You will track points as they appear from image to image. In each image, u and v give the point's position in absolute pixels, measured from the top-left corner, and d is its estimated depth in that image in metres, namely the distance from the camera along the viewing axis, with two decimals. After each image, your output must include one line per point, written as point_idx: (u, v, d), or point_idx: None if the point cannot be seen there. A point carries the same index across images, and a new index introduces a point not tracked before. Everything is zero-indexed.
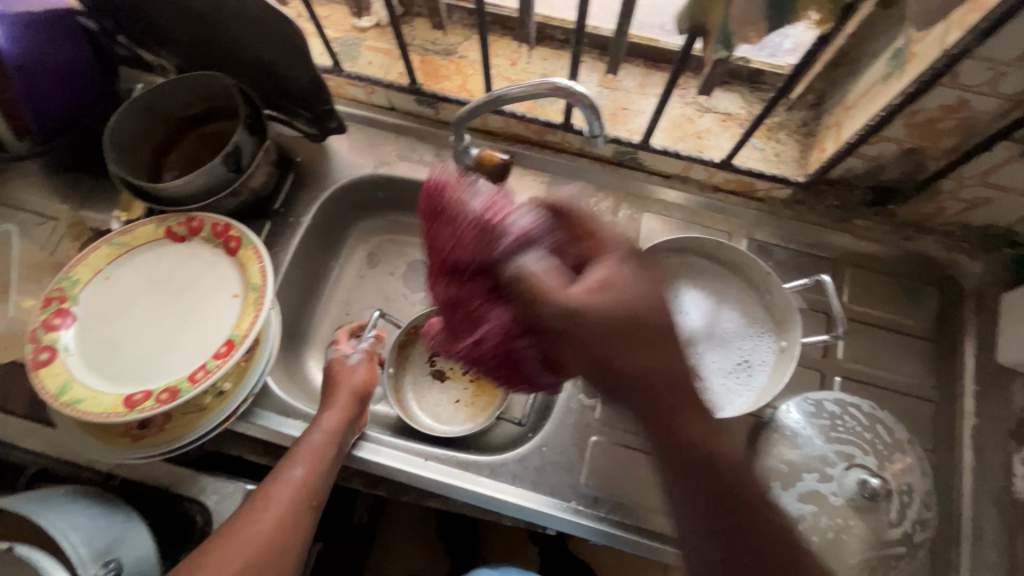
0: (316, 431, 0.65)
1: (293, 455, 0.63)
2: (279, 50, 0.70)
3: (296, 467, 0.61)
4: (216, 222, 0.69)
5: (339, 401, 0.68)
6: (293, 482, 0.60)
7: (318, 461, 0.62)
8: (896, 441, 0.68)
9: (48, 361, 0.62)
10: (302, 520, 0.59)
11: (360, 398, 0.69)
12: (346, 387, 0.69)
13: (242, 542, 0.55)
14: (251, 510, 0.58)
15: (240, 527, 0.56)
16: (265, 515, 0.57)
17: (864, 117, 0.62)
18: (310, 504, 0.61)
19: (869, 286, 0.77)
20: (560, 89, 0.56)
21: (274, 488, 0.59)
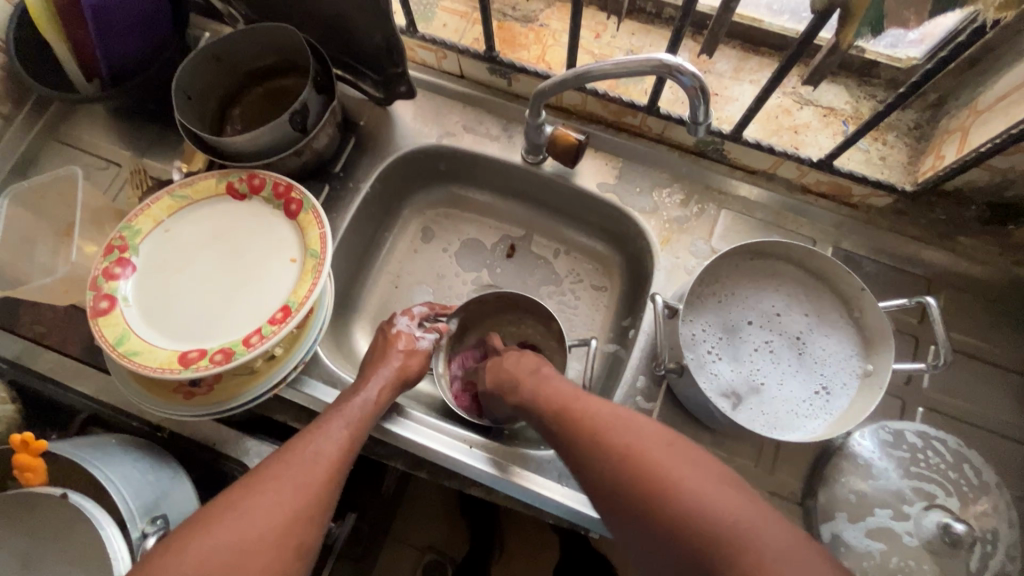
0: (358, 394, 0.62)
1: (331, 414, 0.60)
2: (356, 5, 0.67)
3: (334, 424, 0.58)
4: (278, 182, 0.67)
5: (384, 368, 0.66)
6: (331, 437, 0.57)
7: (357, 422, 0.60)
8: (984, 484, 0.61)
9: (107, 310, 0.61)
10: (337, 477, 0.55)
11: (409, 370, 0.68)
12: (397, 356, 0.68)
13: (272, 488, 0.51)
14: (283, 460, 0.54)
15: (271, 475, 0.52)
16: (297, 465, 0.53)
17: (1001, 124, 0.55)
18: (345, 462, 0.56)
19: (968, 311, 0.69)
20: (668, 67, 0.51)
21: (309, 441, 0.56)
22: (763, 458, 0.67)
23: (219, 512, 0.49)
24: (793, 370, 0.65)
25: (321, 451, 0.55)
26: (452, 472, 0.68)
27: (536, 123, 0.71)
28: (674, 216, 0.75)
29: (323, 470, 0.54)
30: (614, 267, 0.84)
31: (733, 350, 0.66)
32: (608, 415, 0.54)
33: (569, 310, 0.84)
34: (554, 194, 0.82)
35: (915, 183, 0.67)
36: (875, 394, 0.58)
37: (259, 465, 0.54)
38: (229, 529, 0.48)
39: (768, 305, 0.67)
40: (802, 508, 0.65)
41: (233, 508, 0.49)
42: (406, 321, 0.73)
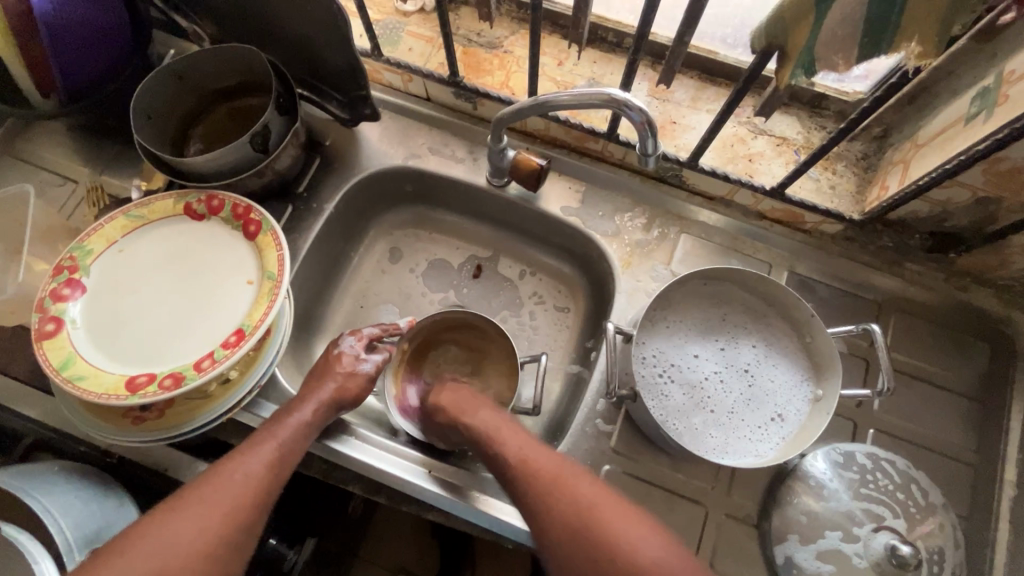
0: (294, 414, 0.61)
1: (264, 433, 0.58)
2: (318, 28, 0.67)
3: (265, 445, 0.57)
4: (236, 203, 0.67)
5: (324, 385, 0.64)
6: (260, 458, 0.55)
7: (291, 443, 0.58)
8: (930, 504, 0.63)
9: (52, 332, 0.59)
10: (264, 501, 0.54)
11: (349, 390, 0.66)
12: (337, 374, 0.66)
13: (195, 513, 0.50)
14: (210, 481, 0.53)
15: (195, 498, 0.51)
16: (224, 488, 0.52)
17: (937, 159, 0.58)
18: (274, 486, 0.55)
19: (916, 335, 0.72)
20: (617, 101, 0.53)
21: (239, 462, 0.55)
22: (720, 480, 0.68)
23: (139, 539, 0.48)
24: (743, 393, 0.66)
25: (249, 473, 0.54)
26: (408, 496, 0.67)
27: (499, 148, 0.72)
28: (635, 240, 0.76)
29: (250, 494, 0.53)
30: (578, 289, 0.85)
31: (681, 382, 0.67)
32: (553, 465, 0.56)
33: (534, 331, 0.85)
34: (519, 216, 0.83)
35: (863, 212, 0.70)
36: (824, 417, 0.60)
37: (184, 487, 0.53)
38: (150, 557, 0.47)
39: (715, 339, 0.69)
40: (758, 530, 0.66)
41: (153, 534, 0.49)
42: (352, 343, 0.70)
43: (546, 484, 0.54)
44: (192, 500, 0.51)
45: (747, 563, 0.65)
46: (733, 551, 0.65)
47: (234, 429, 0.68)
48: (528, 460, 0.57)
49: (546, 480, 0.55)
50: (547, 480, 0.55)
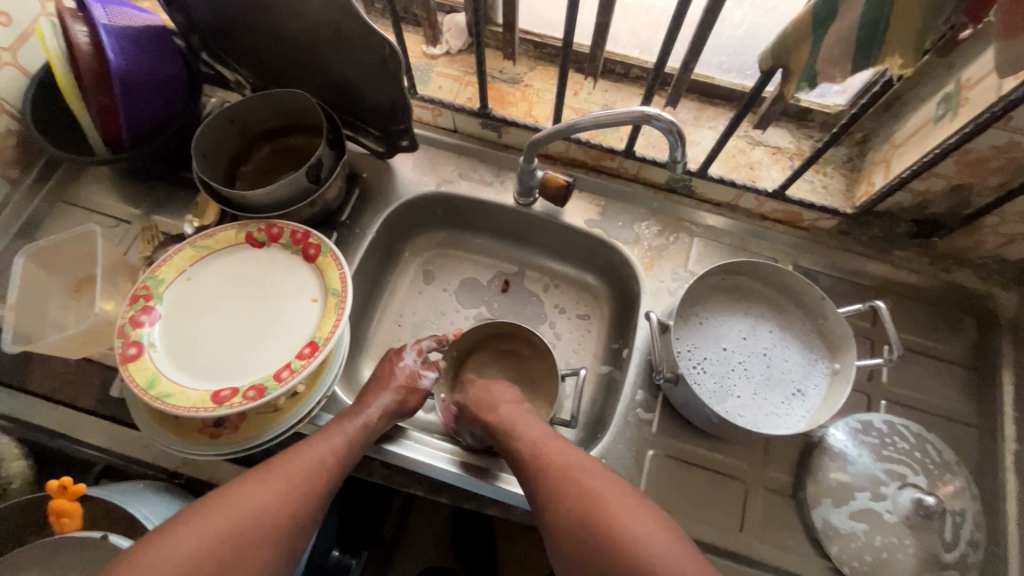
0: (361, 413, 0.65)
1: (333, 426, 0.63)
2: (365, 71, 0.75)
3: (334, 435, 0.62)
4: (295, 230, 0.73)
5: (385, 390, 0.69)
6: (330, 446, 0.60)
7: (355, 438, 0.63)
8: (946, 462, 0.70)
9: (135, 355, 0.63)
10: (330, 483, 0.58)
11: (406, 402, 0.70)
12: (396, 383, 0.70)
13: (273, 481, 0.55)
14: (287, 457, 0.58)
15: (272, 469, 0.57)
16: (298, 465, 0.57)
17: (915, 155, 0.67)
18: (340, 470, 0.60)
19: (911, 313, 0.80)
20: (647, 117, 0.62)
21: (309, 448, 0.59)
22: (754, 457, 0.74)
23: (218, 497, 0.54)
24: (769, 373, 0.73)
25: (318, 459, 0.59)
26: (467, 495, 0.71)
27: (530, 168, 0.80)
28: (654, 245, 0.84)
29: (316, 477, 0.58)
30: (603, 295, 0.92)
31: (713, 372, 0.73)
32: (603, 485, 0.58)
33: (565, 337, 0.91)
34: (543, 232, 0.91)
35: (854, 207, 0.79)
36: (845, 386, 0.67)
37: (263, 462, 0.58)
38: (227, 516, 0.52)
39: (737, 330, 0.76)
40: (794, 499, 0.71)
41: (230, 497, 0.53)
42: (413, 354, 0.75)
43: (588, 498, 0.57)
44: (268, 475, 0.56)
45: (789, 531, 0.70)
46: (775, 521, 0.70)
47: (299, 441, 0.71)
48: (578, 473, 0.59)
49: (590, 495, 0.57)
50: (589, 497, 0.57)
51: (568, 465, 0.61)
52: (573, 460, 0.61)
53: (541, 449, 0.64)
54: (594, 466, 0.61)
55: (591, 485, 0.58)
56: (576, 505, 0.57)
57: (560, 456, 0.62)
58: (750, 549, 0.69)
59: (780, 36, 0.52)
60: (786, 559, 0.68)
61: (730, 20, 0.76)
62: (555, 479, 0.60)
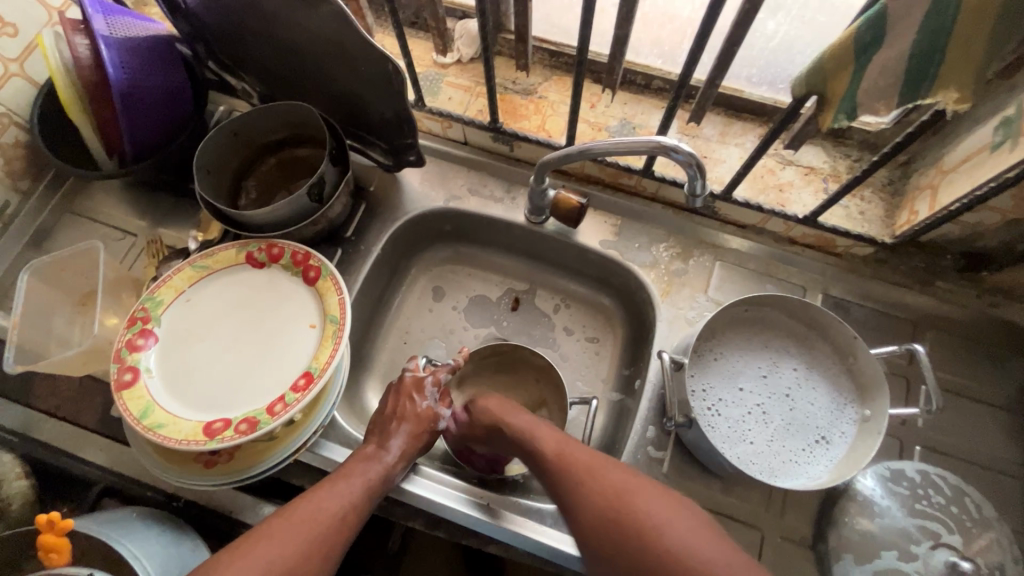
0: (380, 459, 0.63)
1: (353, 469, 0.61)
2: (369, 84, 0.71)
3: (355, 482, 0.60)
4: (295, 251, 0.70)
5: (404, 432, 0.66)
6: (351, 496, 0.58)
7: (375, 485, 0.61)
8: (984, 517, 0.63)
9: (130, 382, 0.63)
10: (348, 538, 0.56)
11: (424, 443, 0.69)
12: (416, 428, 0.68)
13: (290, 539, 0.52)
14: (304, 510, 0.55)
15: (290, 525, 0.54)
16: (315, 520, 0.55)
17: (966, 185, 0.61)
18: (359, 518, 0.58)
19: (954, 351, 0.73)
20: (664, 146, 0.57)
21: (328, 499, 0.57)
22: (772, 503, 0.69)
23: (239, 553, 0.50)
24: (792, 419, 0.68)
25: (339, 511, 0.56)
26: (466, 530, 0.68)
27: (541, 188, 0.75)
28: (672, 269, 0.79)
29: (338, 532, 0.55)
30: (617, 318, 0.87)
31: (728, 415, 0.68)
32: (654, 509, 0.51)
33: (574, 364, 0.86)
34: (555, 250, 0.87)
35: (894, 235, 0.73)
36: (875, 437, 0.61)
37: (278, 513, 0.55)
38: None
39: (755, 368, 0.71)
40: (814, 551, 0.67)
41: (253, 553, 0.50)
42: (431, 392, 0.71)
43: (622, 506, 0.51)
44: (289, 529, 0.53)
45: None
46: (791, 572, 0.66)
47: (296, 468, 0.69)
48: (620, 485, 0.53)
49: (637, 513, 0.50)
50: (621, 498, 0.52)
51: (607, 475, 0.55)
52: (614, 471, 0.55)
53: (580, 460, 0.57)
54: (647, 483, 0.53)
55: (618, 485, 0.53)
56: (612, 515, 0.51)
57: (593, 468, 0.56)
58: None
59: (814, 63, 0.47)
60: None
61: (764, 30, 0.73)
62: (584, 486, 0.55)
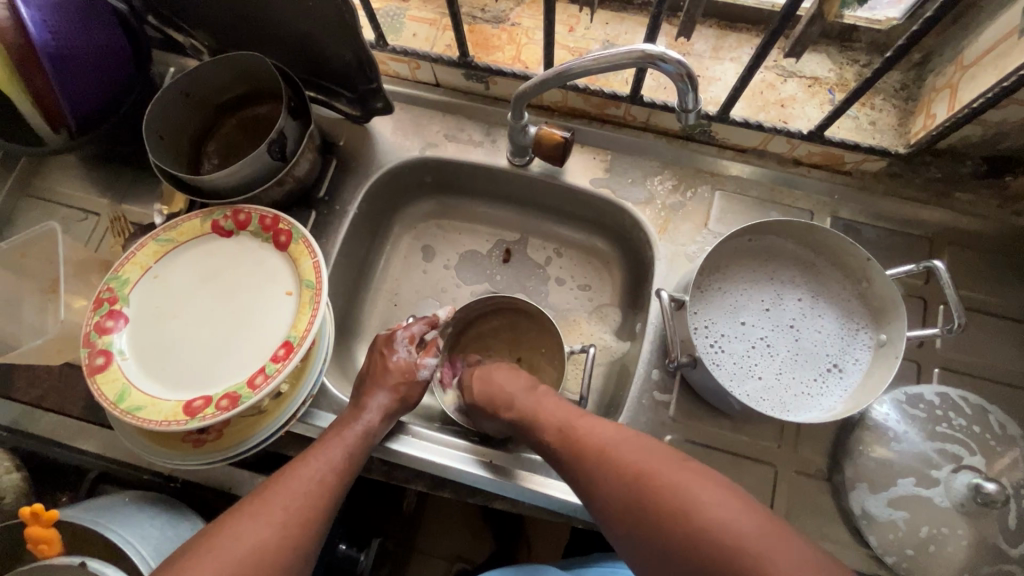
0: (359, 419, 0.61)
1: (331, 436, 0.59)
2: (321, 23, 0.65)
3: (332, 447, 0.58)
4: (264, 215, 0.66)
5: (381, 388, 0.63)
6: (328, 461, 0.57)
7: (356, 448, 0.59)
8: (1009, 436, 0.60)
9: (103, 366, 0.60)
10: (330, 503, 0.55)
11: (406, 397, 0.65)
12: (392, 381, 0.64)
13: (265, 513, 0.51)
14: (279, 482, 0.54)
15: (263, 501, 0.52)
16: (290, 489, 0.53)
17: (991, 78, 0.55)
18: (341, 482, 0.57)
19: (974, 266, 0.69)
20: (649, 57, 0.51)
21: (300, 468, 0.55)
22: (786, 438, 0.66)
23: (213, 535, 0.49)
24: (802, 350, 0.64)
25: (316, 477, 0.55)
26: (472, 488, 0.66)
27: (520, 125, 0.69)
28: (669, 203, 0.74)
29: (319, 497, 0.54)
30: (614, 262, 0.83)
31: (732, 351, 0.64)
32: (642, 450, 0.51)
33: (570, 313, 0.82)
34: (544, 195, 0.81)
35: (909, 144, 0.67)
36: (892, 362, 0.58)
37: (253, 491, 0.53)
38: (226, 555, 0.47)
39: (758, 301, 0.67)
40: (830, 484, 0.64)
41: (225, 533, 0.49)
42: (405, 343, 0.67)
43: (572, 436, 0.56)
44: (262, 503, 0.52)
45: (825, 519, 0.63)
46: (807, 507, 0.64)
47: (290, 441, 0.67)
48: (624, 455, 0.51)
49: (642, 479, 0.48)
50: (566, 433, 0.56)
51: (622, 445, 0.52)
52: (627, 440, 0.52)
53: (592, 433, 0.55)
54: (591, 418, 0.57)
55: (567, 423, 0.57)
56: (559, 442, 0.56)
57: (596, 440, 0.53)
58: None
59: None
60: (819, 548, 0.62)
61: None
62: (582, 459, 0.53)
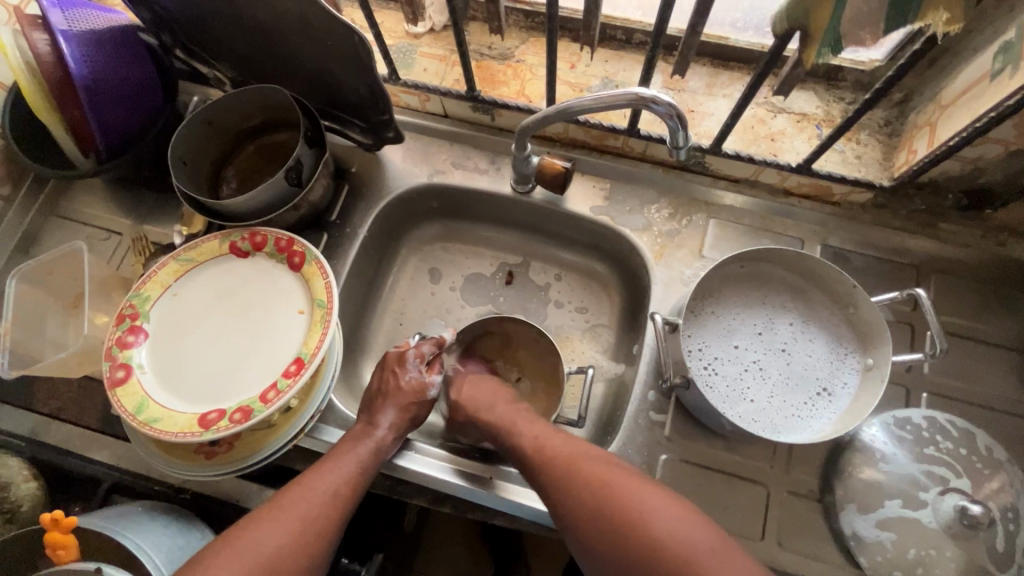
0: (371, 434, 0.63)
1: (345, 449, 0.62)
2: (338, 59, 0.69)
3: (346, 460, 0.60)
4: (279, 238, 0.69)
5: (392, 406, 0.66)
6: (342, 474, 0.59)
7: (368, 462, 0.61)
8: (996, 459, 0.62)
9: (124, 379, 0.63)
10: (343, 514, 0.57)
11: (415, 416, 0.67)
12: (402, 400, 0.67)
13: (282, 522, 0.53)
14: (294, 493, 0.56)
15: (280, 511, 0.55)
16: (306, 500, 0.56)
17: (965, 117, 0.58)
18: (353, 494, 0.59)
19: (959, 294, 0.71)
20: (643, 99, 0.55)
21: (315, 479, 0.58)
22: (778, 459, 0.68)
23: (233, 540, 0.52)
24: (791, 373, 0.67)
25: (329, 489, 0.57)
26: (472, 504, 0.68)
27: (524, 156, 0.73)
28: (665, 230, 0.77)
29: (331, 509, 0.56)
30: (613, 285, 0.86)
31: (725, 373, 0.67)
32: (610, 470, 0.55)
33: (569, 334, 0.85)
34: (546, 220, 0.85)
35: (893, 178, 0.70)
36: (878, 386, 0.60)
37: (269, 500, 0.56)
38: (242, 561, 0.50)
39: (751, 325, 0.69)
40: (822, 504, 0.66)
41: (242, 541, 0.52)
42: (415, 362, 0.69)
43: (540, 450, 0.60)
44: (278, 512, 0.54)
45: (817, 539, 0.64)
46: (799, 526, 0.65)
47: (298, 454, 0.70)
48: (603, 479, 0.54)
49: (608, 496, 0.53)
50: (532, 444, 0.61)
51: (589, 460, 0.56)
52: (594, 459, 0.57)
53: (559, 451, 0.58)
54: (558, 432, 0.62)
55: (532, 436, 0.62)
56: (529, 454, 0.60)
57: (583, 468, 0.56)
58: (774, 558, 0.64)
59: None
60: (811, 568, 0.63)
61: None
62: (566, 479, 0.56)
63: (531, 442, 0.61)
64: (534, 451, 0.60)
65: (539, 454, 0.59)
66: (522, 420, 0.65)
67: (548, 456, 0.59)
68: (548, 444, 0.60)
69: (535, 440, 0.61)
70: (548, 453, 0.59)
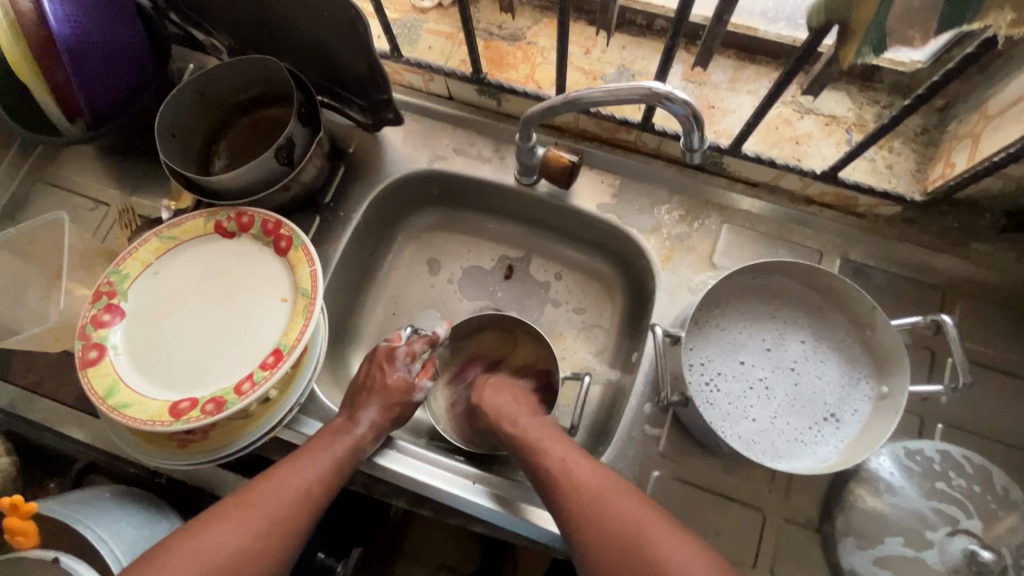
0: (350, 432, 0.60)
1: (323, 443, 0.59)
2: (335, 32, 0.65)
3: (321, 456, 0.57)
4: (266, 220, 0.66)
5: (375, 402, 0.63)
6: (316, 471, 0.56)
7: (344, 461, 0.58)
8: (1013, 501, 0.57)
9: (96, 360, 0.61)
10: (313, 514, 0.54)
11: (400, 415, 0.64)
12: (387, 398, 0.64)
13: (244, 522, 0.51)
14: (264, 489, 0.53)
15: (246, 508, 0.52)
16: (275, 497, 0.53)
17: (1013, 132, 0.53)
18: (325, 493, 0.56)
19: (986, 320, 0.66)
20: (657, 95, 0.50)
21: (286, 475, 0.55)
22: (777, 484, 0.64)
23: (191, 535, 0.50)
24: (799, 396, 0.62)
25: (300, 488, 0.54)
26: (450, 508, 0.66)
27: (528, 146, 0.69)
28: (675, 233, 0.72)
29: (299, 510, 0.53)
30: (616, 287, 0.82)
31: (727, 391, 0.63)
32: (639, 518, 0.50)
33: (567, 336, 0.81)
34: (551, 215, 0.80)
35: (926, 192, 0.65)
36: (891, 417, 0.56)
37: (237, 492, 0.53)
38: (198, 561, 0.48)
39: (760, 340, 0.65)
40: (820, 534, 0.62)
41: (200, 537, 0.50)
42: (405, 361, 0.66)
43: (568, 481, 0.54)
44: (244, 509, 0.52)
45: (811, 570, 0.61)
46: (794, 556, 0.62)
47: (276, 446, 0.67)
48: (636, 526, 0.49)
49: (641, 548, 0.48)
50: (560, 473, 0.56)
51: (618, 502, 0.52)
52: (624, 500, 0.52)
53: (584, 484, 0.54)
54: (588, 462, 0.56)
55: (558, 461, 0.57)
56: (552, 486, 0.55)
57: (608, 514, 0.51)
58: None
59: None
60: None
61: None
62: (594, 520, 0.51)
63: (561, 469, 0.56)
64: (561, 480, 0.55)
65: (565, 482, 0.54)
66: (551, 441, 0.59)
67: (575, 491, 0.53)
68: (574, 476, 0.55)
69: (563, 467, 0.56)
70: (574, 488, 0.54)
